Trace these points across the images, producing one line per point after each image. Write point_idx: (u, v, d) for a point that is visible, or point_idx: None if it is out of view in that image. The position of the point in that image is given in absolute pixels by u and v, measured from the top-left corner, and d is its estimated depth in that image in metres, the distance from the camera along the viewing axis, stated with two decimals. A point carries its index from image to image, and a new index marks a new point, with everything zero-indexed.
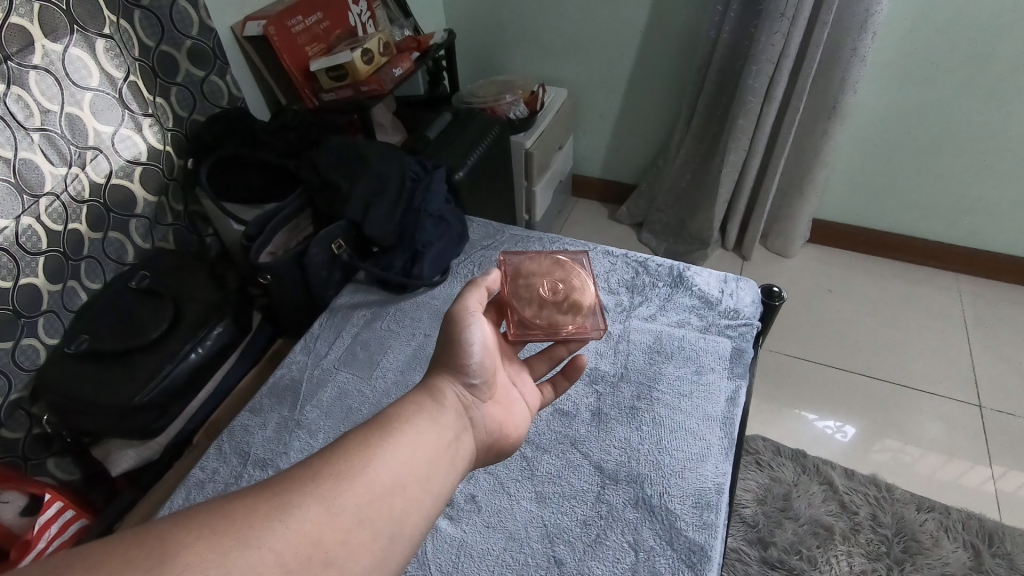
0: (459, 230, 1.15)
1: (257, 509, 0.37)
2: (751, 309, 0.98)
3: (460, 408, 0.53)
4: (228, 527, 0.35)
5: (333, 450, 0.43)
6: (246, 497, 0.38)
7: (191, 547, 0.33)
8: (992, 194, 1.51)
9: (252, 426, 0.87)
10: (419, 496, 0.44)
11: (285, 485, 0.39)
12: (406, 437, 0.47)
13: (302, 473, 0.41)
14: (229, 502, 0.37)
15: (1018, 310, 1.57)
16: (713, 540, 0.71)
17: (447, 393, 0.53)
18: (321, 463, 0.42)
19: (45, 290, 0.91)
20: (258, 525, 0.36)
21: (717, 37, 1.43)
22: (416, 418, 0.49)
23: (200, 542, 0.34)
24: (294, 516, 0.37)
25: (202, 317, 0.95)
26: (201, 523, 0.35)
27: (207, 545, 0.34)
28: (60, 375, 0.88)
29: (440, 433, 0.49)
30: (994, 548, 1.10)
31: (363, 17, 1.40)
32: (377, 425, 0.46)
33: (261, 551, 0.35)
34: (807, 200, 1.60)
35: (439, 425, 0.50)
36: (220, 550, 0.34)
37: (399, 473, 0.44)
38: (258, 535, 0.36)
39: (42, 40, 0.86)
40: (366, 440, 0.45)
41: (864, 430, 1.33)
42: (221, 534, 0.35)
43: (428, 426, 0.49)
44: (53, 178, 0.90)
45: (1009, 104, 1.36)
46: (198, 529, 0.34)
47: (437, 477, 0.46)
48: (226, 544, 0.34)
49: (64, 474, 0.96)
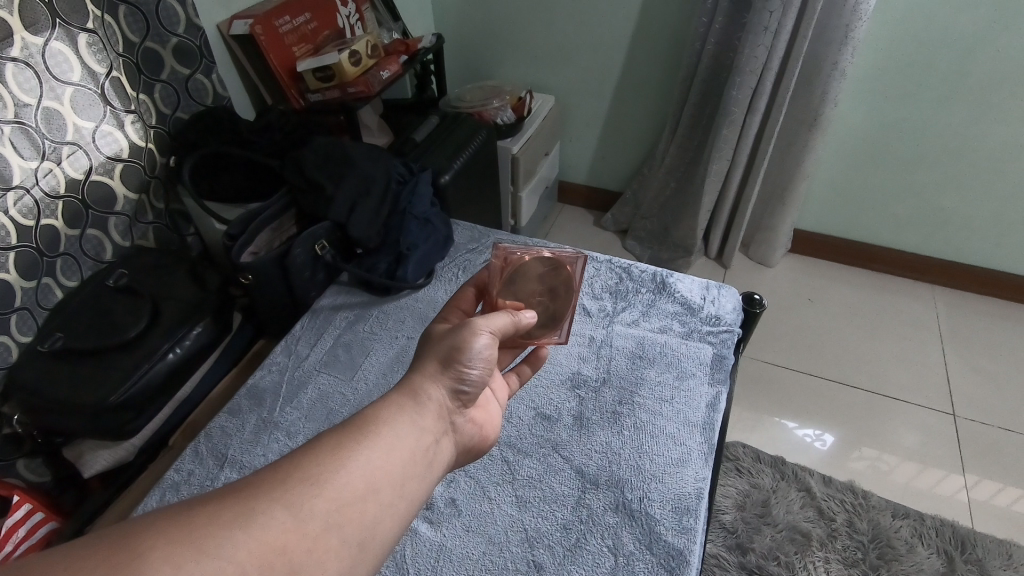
0: (444, 233, 1.15)
1: (220, 516, 0.36)
2: (732, 316, 0.99)
3: (442, 412, 0.52)
4: (188, 534, 0.34)
5: (305, 453, 0.42)
6: (209, 502, 0.37)
7: (149, 554, 0.32)
8: (966, 208, 1.55)
9: (230, 427, 0.86)
10: (391, 502, 0.43)
11: (252, 490, 0.38)
12: (383, 440, 0.45)
13: (271, 477, 0.40)
14: (191, 507, 0.36)
15: (991, 321, 1.60)
16: (691, 545, 0.71)
17: (431, 395, 0.52)
18: (291, 466, 0.41)
19: (18, 287, 0.89)
20: (220, 531, 0.35)
21: (702, 48, 1.46)
22: (395, 420, 0.48)
23: (158, 549, 0.33)
24: (259, 523, 0.37)
25: (181, 317, 0.94)
26: (162, 528, 0.34)
27: (165, 552, 0.33)
28: (31, 373, 0.86)
29: (419, 438, 0.48)
30: (966, 554, 1.12)
31: (352, 19, 1.40)
32: (352, 426, 0.45)
33: (221, 559, 0.34)
34: (788, 210, 1.62)
35: (419, 428, 0.49)
36: (177, 559, 0.33)
37: (373, 478, 0.43)
38: (219, 542, 0.35)
39: (21, 32, 0.85)
40: (339, 442, 0.44)
41: (842, 438, 1.35)
42: (179, 540, 0.34)
43: (407, 429, 0.48)
44: (22, 171, 0.88)
45: (983, 121, 1.40)
46: (156, 536, 0.33)
47: (411, 484, 0.45)
48: (186, 552, 0.33)
49: (33, 476, 0.93)
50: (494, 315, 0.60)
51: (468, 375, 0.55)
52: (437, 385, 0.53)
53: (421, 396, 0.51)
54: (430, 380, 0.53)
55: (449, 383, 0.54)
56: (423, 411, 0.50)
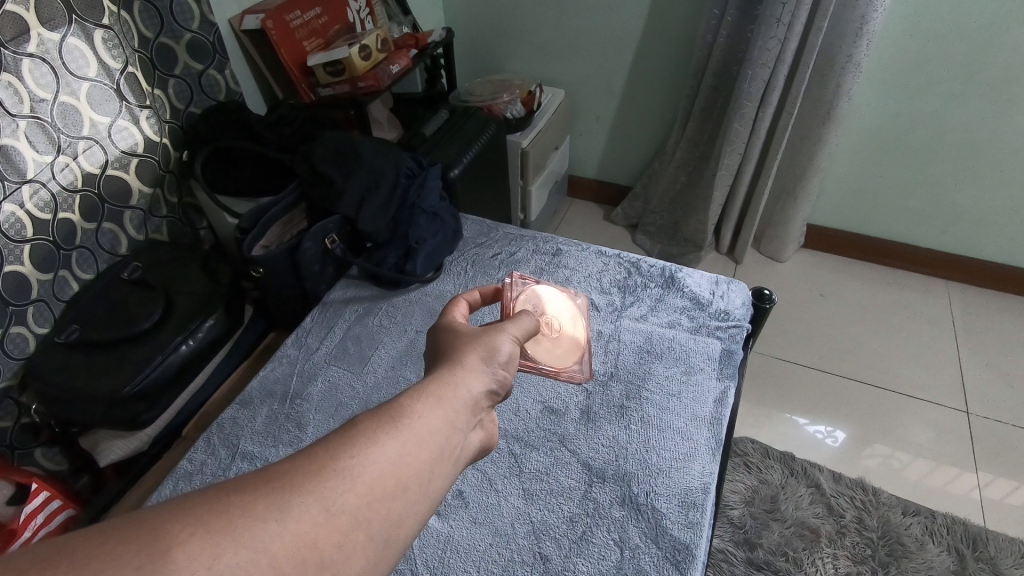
0: (452, 227, 1.16)
1: (255, 506, 0.35)
2: (741, 311, 0.99)
3: (475, 407, 0.51)
4: (223, 524, 0.33)
5: (339, 441, 0.41)
6: (244, 491, 0.36)
7: (186, 544, 0.32)
8: (983, 203, 1.52)
9: (242, 419, 0.87)
10: (418, 499, 0.42)
11: (286, 478, 0.37)
12: (416, 433, 0.44)
13: (304, 465, 0.39)
14: (226, 495, 0.35)
15: (1008, 318, 1.58)
16: (698, 540, 0.71)
17: (463, 388, 0.50)
18: (325, 454, 0.40)
19: (35, 279, 0.91)
20: (255, 522, 0.34)
21: (713, 40, 1.44)
22: (430, 414, 0.46)
23: (194, 539, 0.32)
24: (292, 515, 0.35)
25: (195, 309, 0.95)
26: (199, 514, 0.33)
27: (202, 542, 0.32)
28: (49, 364, 0.87)
29: (449, 433, 0.46)
30: (978, 552, 1.11)
31: (362, 13, 1.40)
32: (386, 415, 0.44)
33: (255, 551, 0.33)
34: (801, 205, 1.61)
35: (449, 423, 0.47)
36: (214, 548, 0.32)
37: (402, 473, 0.41)
38: (254, 533, 0.34)
39: (38, 28, 0.86)
40: (375, 431, 0.42)
41: (854, 435, 1.34)
42: (215, 531, 0.33)
43: (441, 423, 0.46)
44: (37, 165, 0.89)
45: (1001, 114, 1.38)
46: (192, 525, 0.33)
47: (438, 481, 0.44)
48: (223, 541, 0.33)
49: (52, 464, 0.96)
50: (519, 319, 0.63)
51: (496, 374, 0.54)
52: (472, 379, 0.52)
53: (456, 389, 0.50)
54: (466, 374, 0.52)
55: (483, 379, 0.53)
56: (454, 404, 0.49)
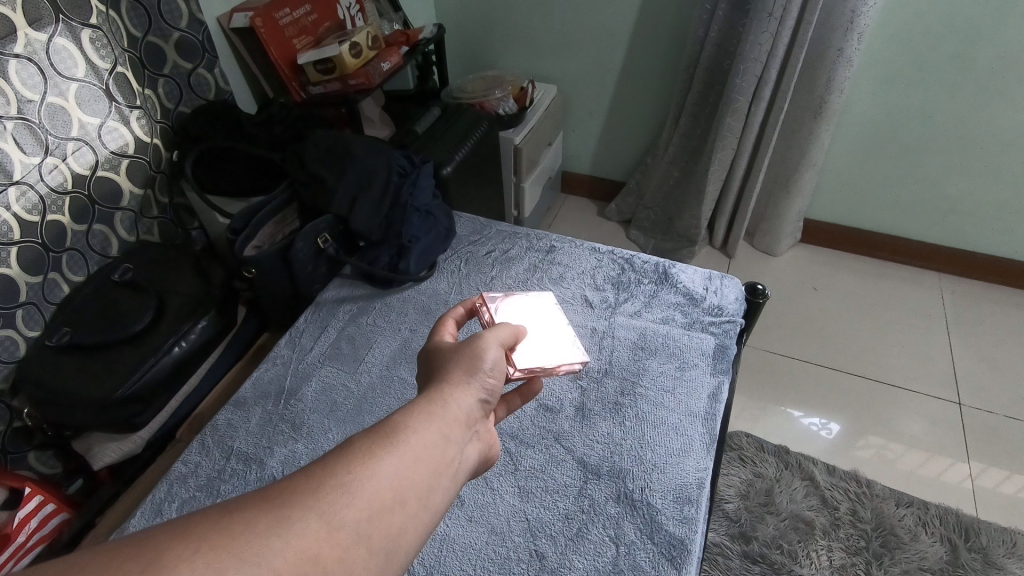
0: (446, 225, 1.14)
1: (257, 524, 0.35)
2: (735, 307, 0.99)
3: (468, 420, 0.51)
4: (227, 542, 0.33)
5: (336, 459, 0.41)
6: (245, 509, 0.36)
7: (190, 561, 0.31)
8: (975, 195, 1.53)
9: (236, 420, 0.87)
10: (417, 511, 0.42)
11: (286, 496, 0.37)
12: (411, 449, 0.44)
13: (303, 483, 0.38)
14: (226, 514, 0.35)
15: (999, 309, 1.59)
16: (692, 534, 0.72)
17: (454, 402, 0.50)
18: (322, 472, 0.40)
19: (24, 282, 0.90)
20: (258, 540, 0.34)
21: (705, 36, 1.44)
22: (424, 429, 0.46)
23: (200, 557, 0.32)
24: (294, 531, 0.35)
25: (187, 311, 0.95)
26: (201, 534, 0.33)
27: (208, 559, 0.32)
28: (40, 367, 0.87)
29: (444, 447, 0.47)
30: (970, 542, 1.12)
31: (352, 10, 1.39)
32: (380, 432, 0.44)
33: (259, 567, 0.33)
34: (794, 199, 1.61)
35: (443, 437, 0.47)
36: (220, 566, 0.32)
37: (400, 487, 0.41)
38: (259, 549, 0.34)
39: (25, 28, 0.85)
40: (371, 447, 0.42)
41: (848, 427, 1.34)
42: (219, 548, 0.33)
43: (436, 438, 0.46)
44: (24, 167, 0.88)
45: (991, 107, 1.38)
46: (197, 542, 0.33)
47: (436, 494, 0.44)
48: (228, 559, 0.33)
49: (45, 468, 0.96)
50: (499, 326, 0.62)
51: (486, 385, 0.55)
52: (463, 393, 0.52)
53: (448, 404, 0.50)
54: (457, 389, 0.52)
55: (473, 393, 0.53)
56: (446, 419, 0.48)
